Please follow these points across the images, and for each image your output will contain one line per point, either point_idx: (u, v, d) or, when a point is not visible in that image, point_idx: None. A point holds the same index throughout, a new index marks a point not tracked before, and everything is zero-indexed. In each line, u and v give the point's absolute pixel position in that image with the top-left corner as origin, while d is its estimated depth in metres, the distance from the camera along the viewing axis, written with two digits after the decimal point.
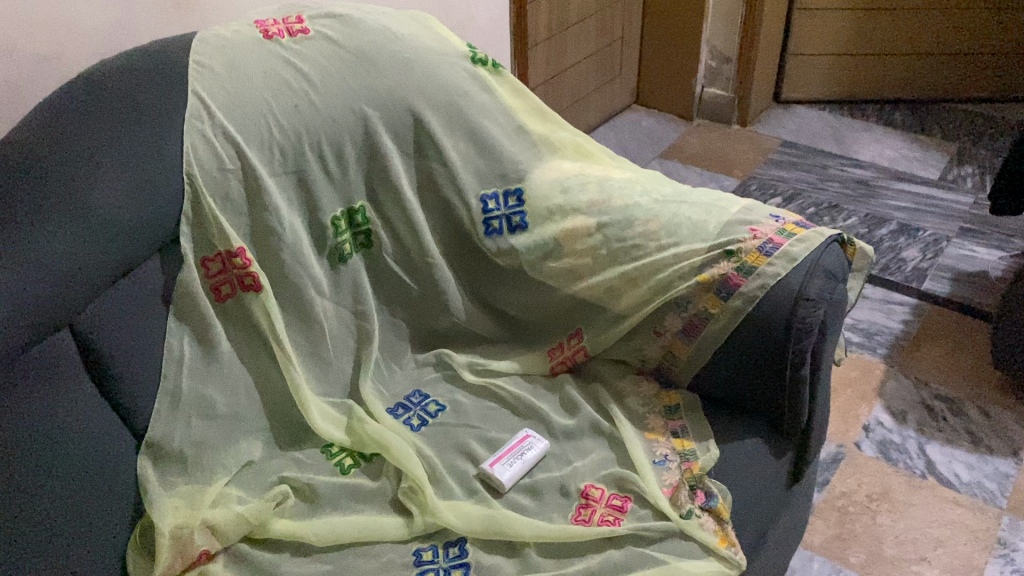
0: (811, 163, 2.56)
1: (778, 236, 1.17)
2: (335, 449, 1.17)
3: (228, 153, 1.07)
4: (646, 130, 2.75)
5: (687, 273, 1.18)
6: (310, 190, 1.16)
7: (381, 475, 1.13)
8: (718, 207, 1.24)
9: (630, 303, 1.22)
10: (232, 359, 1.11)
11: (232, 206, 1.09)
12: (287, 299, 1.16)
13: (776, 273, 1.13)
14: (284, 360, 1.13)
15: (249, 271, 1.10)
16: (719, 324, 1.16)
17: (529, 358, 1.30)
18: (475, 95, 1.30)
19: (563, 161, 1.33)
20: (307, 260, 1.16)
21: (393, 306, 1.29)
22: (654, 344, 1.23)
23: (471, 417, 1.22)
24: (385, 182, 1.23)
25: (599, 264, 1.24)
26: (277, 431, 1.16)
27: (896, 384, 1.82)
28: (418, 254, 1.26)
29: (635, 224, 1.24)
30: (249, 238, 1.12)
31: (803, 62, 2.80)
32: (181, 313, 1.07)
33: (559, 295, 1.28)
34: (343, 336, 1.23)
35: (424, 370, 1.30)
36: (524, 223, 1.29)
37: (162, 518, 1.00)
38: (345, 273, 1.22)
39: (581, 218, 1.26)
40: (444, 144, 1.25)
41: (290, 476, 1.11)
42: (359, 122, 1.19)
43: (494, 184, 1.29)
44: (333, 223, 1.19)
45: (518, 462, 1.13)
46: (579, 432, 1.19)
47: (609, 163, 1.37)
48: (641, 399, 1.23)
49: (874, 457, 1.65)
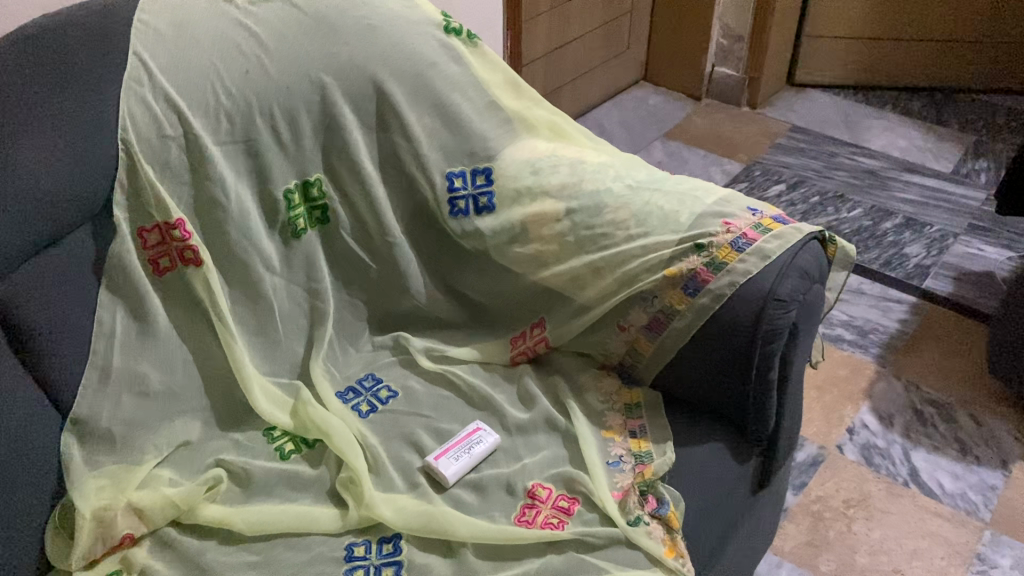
0: (819, 150, 2.47)
1: (753, 231, 1.10)
2: (278, 432, 1.12)
3: (169, 119, 1.02)
4: (652, 107, 2.67)
5: (655, 266, 1.12)
6: (260, 160, 1.10)
7: (322, 462, 1.09)
8: (693, 196, 1.17)
9: (595, 295, 1.16)
10: (170, 335, 1.06)
11: (172, 175, 1.03)
12: (233, 274, 1.11)
13: (747, 271, 1.07)
14: (225, 337, 1.08)
15: (189, 244, 1.04)
16: (683, 322, 1.10)
17: (489, 346, 1.24)
18: (445, 67, 1.23)
19: (537, 141, 1.27)
20: (255, 233, 1.11)
21: (350, 285, 1.24)
22: (617, 339, 1.17)
23: (422, 405, 1.17)
24: (343, 155, 1.17)
25: (566, 252, 1.18)
26: (218, 411, 1.12)
27: (886, 386, 1.75)
28: (376, 233, 1.21)
29: (605, 211, 1.17)
30: (191, 210, 1.07)
31: (819, 45, 2.69)
32: (115, 286, 1.02)
33: (523, 282, 1.22)
34: (294, 315, 1.18)
35: (380, 354, 1.25)
36: (491, 205, 1.23)
37: (84, 500, 0.96)
38: (298, 249, 1.17)
39: (550, 202, 1.20)
40: (408, 117, 1.19)
41: (227, 459, 1.06)
42: (316, 92, 1.13)
43: (462, 163, 1.23)
44: (286, 197, 1.14)
45: (465, 457, 1.08)
46: (532, 427, 1.13)
47: (586, 144, 1.31)
48: (601, 394, 1.17)
49: (856, 461, 1.59)
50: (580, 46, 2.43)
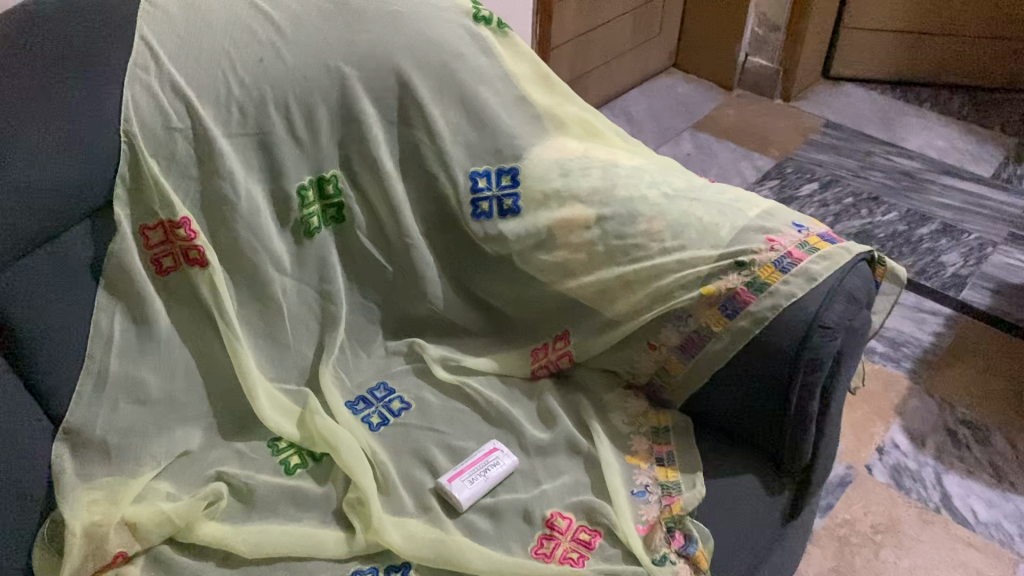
0: (854, 148, 2.37)
1: (798, 250, 1.03)
2: (283, 444, 1.06)
3: (176, 109, 0.94)
4: (682, 95, 2.57)
5: (691, 283, 1.05)
6: (273, 154, 1.03)
7: (328, 479, 1.02)
8: (734, 208, 1.09)
9: (624, 310, 1.09)
10: (172, 339, 0.99)
11: (178, 169, 0.96)
12: (241, 275, 1.05)
13: (791, 294, 1.00)
14: (231, 342, 1.01)
15: (194, 244, 0.97)
16: (719, 345, 1.03)
17: (509, 358, 1.17)
18: (472, 58, 1.15)
19: (567, 140, 1.19)
20: (266, 233, 1.04)
21: (364, 286, 1.17)
22: (646, 358, 1.09)
23: (435, 419, 1.10)
24: (362, 150, 1.10)
25: (594, 262, 1.11)
26: (221, 417, 1.06)
27: (918, 403, 1.67)
28: (394, 233, 1.13)
29: (639, 221, 1.10)
30: (197, 207, 1.00)
31: (858, 38, 2.59)
32: (114, 287, 0.94)
33: (548, 291, 1.14)
34: (304, 317, 1.12)
35: (393, 360, 1.18)
36: (516, 207, 1.15)
37: (75, 514, 0.90)
38: (311, 249, 1.10)
39: (579, 208, 1.12)
40: (432, 111, 1.12)
41: (228, 473, 1.00)
42: (334, 82, 1.05)
43: (487, 161, 1.15)
44: (299, 193, 1.07)
45: (481, 480, 1.01)
46: (553, 449, 1.07)
47: (619, 145, 1.22)
48: (626, 416, 1.10)
49: (885, 483, 1.52)
50: (610, 31, 2.34)
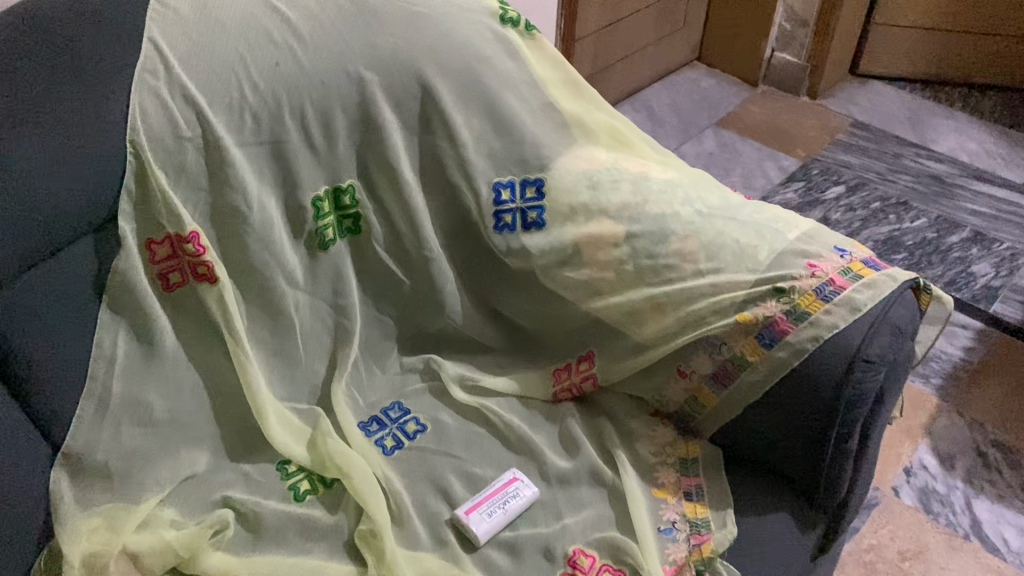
0: (882, 150, 2.30)
1: (841, 278, 0.97)
2: (292, 468, 1.01)
3: (186, 117, 0.88)
4: (705, 90, 2.50)
5: (726, 309, 0.99)
6: (288, 163, 0.97)
7: (339, 507, 0.97)
8: (773, 229, 1.03)
9: (654, 334, 1.04)
10: (178, 359, 0.94)
11: (188, 180, 0.90)
12: (251, 290, 0.99)
13: (833, 325, 0.94)
14: (241, 362, 0.96)
15: (203, 259, 0.92)
16: (755, 376, 0.98)
17: (530, 379, 1.11)
18: (498, 62, 1.09)
19: (596, 149, 1.13)
20: (278, 246, 0.98)
21: (379, 300, 1.11)
22: (676, 386, 1.04)
23: (452, 443, 1.05)
24: (380, 159, 1.04)
25: (623, 282, 1.05)
26: (228, 439, 1.01)
27: (947, 423, 1.62)
28: (412, 245, 1.08)
29: (671, 240, 1.04)
30: (207, 219, 0.94)
31: (888, 35, 2.51)
32: (118, 305, 0.89)
33: (573, 310, 1.09)
34: (317, 333, 1.07)
35: (408, 378, 1.13)
36: (541, 221, 1.09)
37: (73, 544, 0.86)
38: (325, 262, 1.04)
39: (608, 224, 1.06)
40: (455, 118, 1.06)
41: (235, 499, 0.96)
42: (353, 87, 0.99)
43: (511, 172, 1.09)
44: (314, 205, 1.01)
45: (500, 513, 0.96)
46: (575, 479, 1.02)
47: (650, 155, 1.16)
48: (653, 445, 1.05)
49: (913, 507, 1.47)
50: (634, 23, 2.26)
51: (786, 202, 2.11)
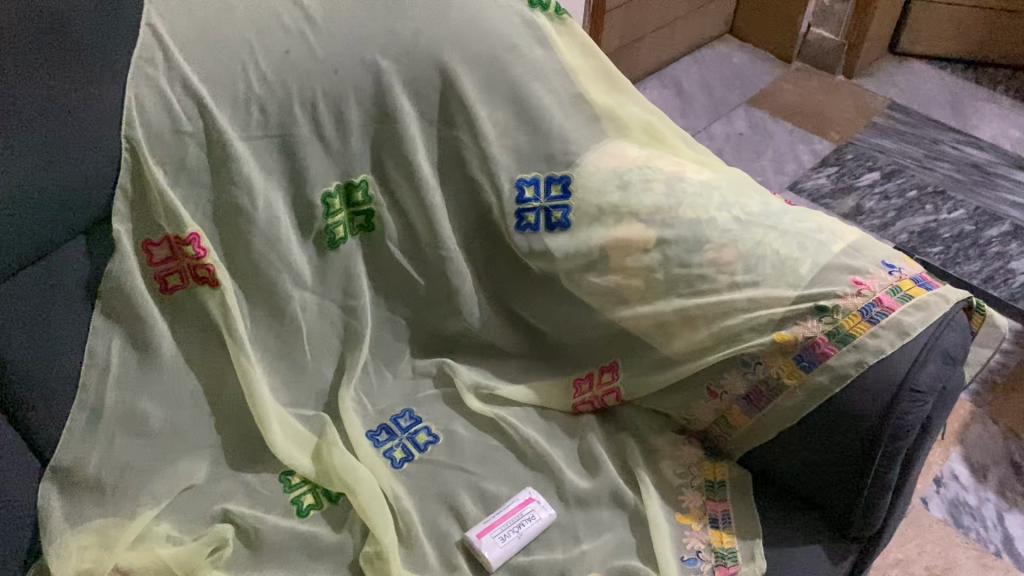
0: (920, 134, 2.21)
1: (890, 298, 0.90)
2: (296, 479, 0.96)
3: (187, 110, 0.82)
4: (737, 66, 2.40)
5: (763, 326, 0.92)
6: (297, 158, 0.90)
7: (344, 525, 0.92)
8: (816, 239, 0.96)
9: (684, 349, 0.97)
10: (177, 365, 0.89)
11: (189, 176, 0.84)
12: (256, 292, 0.93)
13: (879, 350, 0.87)
14: (244, 369, 0.91)
15: (203, 262, 0.86)
16: (793, 400, 0.91)
17: (550, 389, 1.05)
18: (526, 50, 1.02)
19: (628, 145, 1.06)
20: (285, 246, 0.92)
21: (392, 300, 1.05)
22: (705, 405, 0.98)
23: (465, 456, 0.99)
24: (397, 153, 0.97)
25: (652, 291, 0.98)
26: (230, 447, 0.96)
27: (980, 430, 1.55)
28: (429, 244, 1.01)
29: (706, 248, 0.97)
30: (209, 217, 0.87)
31: (932, 12, 2.40)
32: (111, 311, 0.83)
33: (597, 319, 1.02)
34: (326, 335, 1.01)
35: (421, 383, 1.07)
36: (566, 221, 1.02)
37: (62, 564, 0.81)
38: (335, 261, 0.98)
39: (639, 228, 0.99)
40: (478, 111, 0.98)
41: (235, 513, 0.91)
42: (370, 77, 0.92)
43: (537, 168, 1.02)
44: (324, 202, 0.94)
45: (514, 537, 0.91)
46: (595, 500, 0.96)
47: (685, 152, 1.09)
48: (678, 465, 0.99)
49: (942, 520, 1.41)
50: None
51: (818, 189, 2.03)
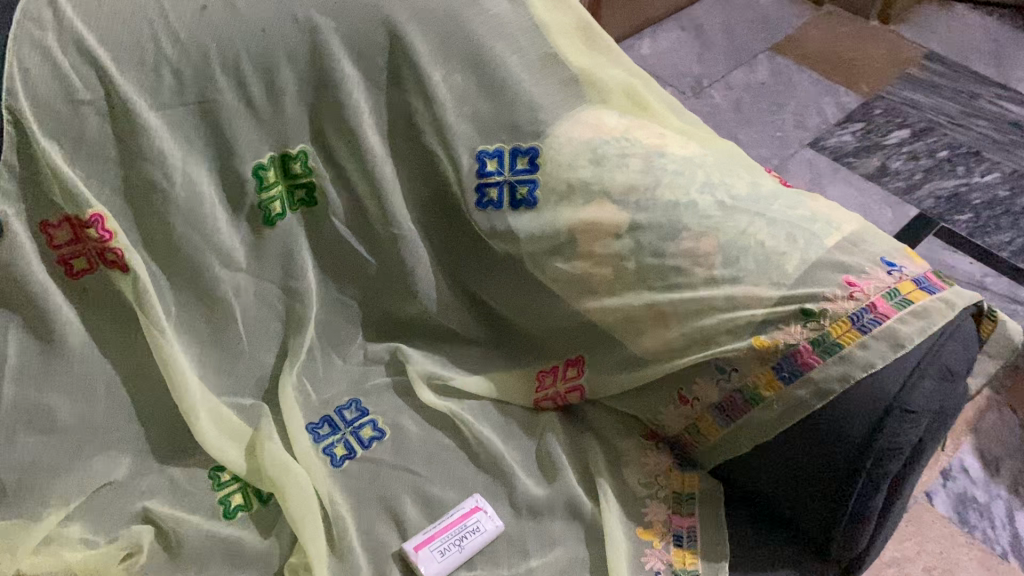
0: (958, 88, 2.04)
1: (885, 303, 0.78)
2: (227, 477, 0.89)
3: (82, 76, 0.72)
4: (761, 9, 2.23)
5: (741, 328, 0.82)
6: (220, 127, 0.80)
7: (272, 531, 0.86)
8: (808, 229, 0.84)
9: (654, 347, 0.88)
10: (87, 355, 0.81)
11: (90, 151, 0.75)
12: (180, 274, 0.85)
13: (868, 363, 0.77)
14: (164, 359, 0.83)
15: (110, 246, 0.77)
16: (769, 413, 0.81)
17: (510, 381, 0.97)
18: (490, 4, 0.90)
19: (605, 113, 0.93)
20: (210, 225, 0.83)
21: (341, 280, 0.96)
22: (674, 411, 0.89)
23: (411, 456, 0.92)
24: (337, 120, 0.85)
25: (622, 281, 0.88)
26: (156, 439, 0.88)
27: (996, 419, 1.44)
28: (378, 221, 0.91)
29: (682, 236, 0.85)
30: (121, 195, 0.78)
31: None
32: (7, 298, 0.76)
33: (562, 308, 0.93)
34: (265, 318, 0.93)
35: (372, 370, 0.99)
36: (532, 198, 0.91)
37: None
38: (272, 239, 0.89)
39: (610, 210, 0.87)
40: (431, 73, 0.86)
41: (156, 513, 0.84)
42: (303, 35, 0.80)
43: (500, 139, 0.90)
44: (255, 175, 0.84)
45: (455, 551, 0.84)
46: (548, 510, 0.88)
47: (670, 121, 0.97)
48: (644, 473, 0.91)
49: (946, 517, 1.32)
50: None
51: (840, 146, 1.88)
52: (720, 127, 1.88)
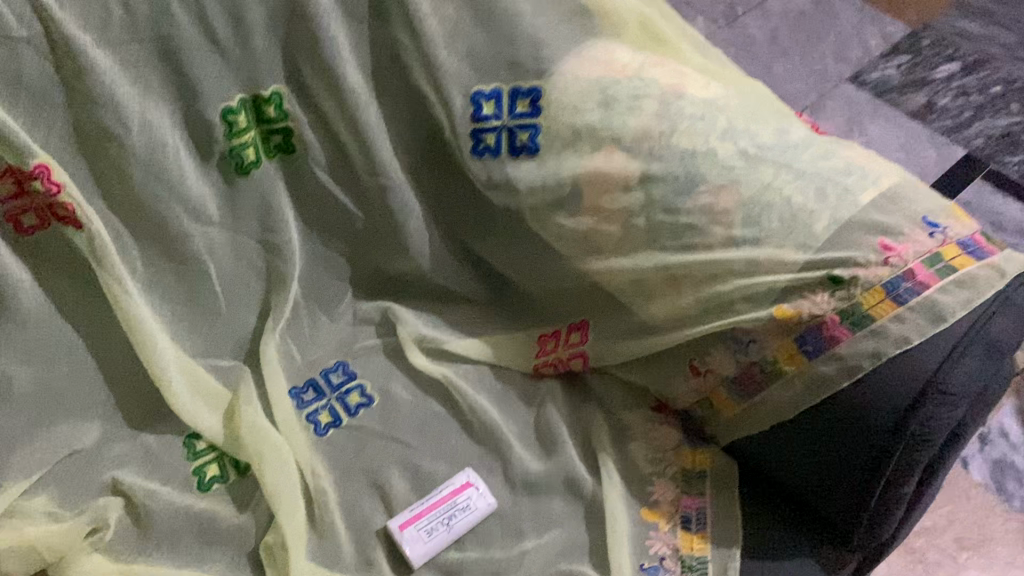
0: (1015, 17, 1.89)
1: (924, 271, 0.69)
2: (201, 446, 0.83)
3: (16, 10, 0.64)
4: None
5: (761, 297, 0.73)
6: (179, 67, 0.71)
7: (250, 504, 0.80)
8: (840, 184, 0.74)
9: (665, 313, 0.79)
10: (44, 315, 0.76)
11: (32, 95, 0.67)
12: (145, 230, 0.78)
13: (904, 339, 0.68)
14: (128, 320, 0.77)
15: (60, 199, 0.70)
16: (791, 391, 0.73)
17: (510, 347, 0.90)
18: None
19: (618, 46, 0.82)
20: (176, 176, 0.76)
21: (326, 234, 0.88)
22: (686, 384, 0.82)
23: (401, 426, 0.86)
24: (313, 57, 0.76)
25: (631, 240, 0.79)
26: (126, 404, 0.83)
27: None
28: (363, 170, 0.83)
29: (700, 190, 0.75)
30: (72, 143, 0.71)
31: None
32: None
33: (566, 269, 0.84)
34: (243, 277, 0.85)
35: (362, 330, 0.93)
36: (534, 145, 0.81)
37: None
38: (247, 190, 0.81)
39: (619, 159, 0.78)
40: (419, 4, 0.76)
41: (125, 484, 0.78)
42: None
43: (499, 79, 0.80)
44: (225, 120, 0.76)
45: (441, 531, 0.79)
46: (545, 487, 0.82)
47: (692, 57, 0.86)
48: (652, 449, 0.84)
49: (982, 484, 1.24)
50: None
51: (884, 81, 1.75)
52: (754, 59, 1.75)
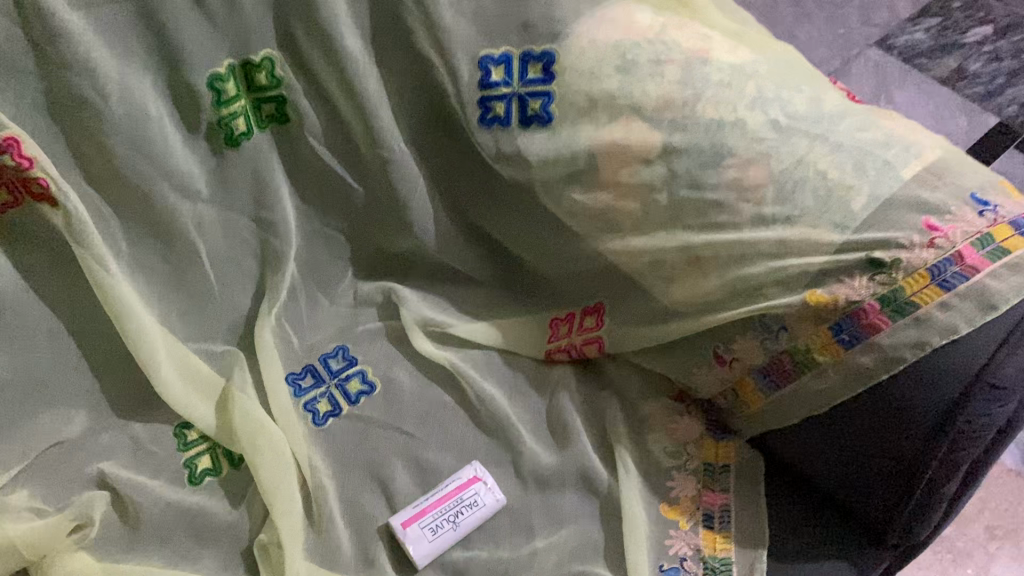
0: None
1: (971, 253, 0.62)
2: (194, 435, 0.78)
3: None
4: None
5: (792, 281, 0.67)
6: (160, 29, 0.65)
7: (245, 499, 0.76)
8: (880, 156, 0.68)
9: (687, 296, 0.74)
10: (21, 299, 0.71)
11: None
12: (128, 207, 0.72)
13: (951, 328, 0.62)
14: (110, 304, 0.71)
15: (33, 175, 0.65)
16: (824, 382, 0.68)
17: (521, 331, 0.85)
18: None
19: (638, 7, 0.75)
20: (160, 149, 0.70)
21: (324, 210, 0.82)
22: (710, 372, 0.76)
23: (405, 416, 0.81)
24: (306, 18, 0.70)
25: (651, 218, 0.74)
26: (113, 391, 0.78)
27: None
28: (362, 141, 0.77)
29: (726, 164, 0.69)
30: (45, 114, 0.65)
31: None
32: None
33: (581, 248, 0.79)
34: (237, 256, 0.80)
35: (363, 312, 0.87)
36: (547, 115, 0.74)
37: None
38: (238, 163, 0.75)
39: (639, 129, 0.71)
40: None
41: (112, 478, 0.74)
42: None
43: (509, 42, 0.73)
44: (212, 88, 0.70)
45: (448, 529, 0.74)
46: (558, 481, 0.78)
47: (717, 18, 0.80)
48: (672, 441, 0.79)
49: (1016, 470, 1.17)
50: None
51: (912, 46, 1.67)
52: (776, 23, 1.67)
